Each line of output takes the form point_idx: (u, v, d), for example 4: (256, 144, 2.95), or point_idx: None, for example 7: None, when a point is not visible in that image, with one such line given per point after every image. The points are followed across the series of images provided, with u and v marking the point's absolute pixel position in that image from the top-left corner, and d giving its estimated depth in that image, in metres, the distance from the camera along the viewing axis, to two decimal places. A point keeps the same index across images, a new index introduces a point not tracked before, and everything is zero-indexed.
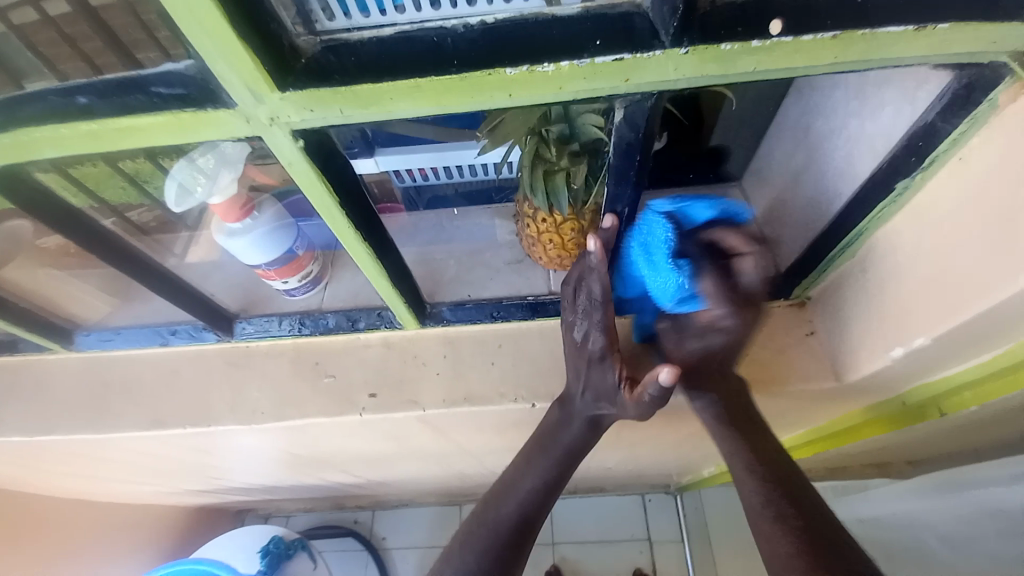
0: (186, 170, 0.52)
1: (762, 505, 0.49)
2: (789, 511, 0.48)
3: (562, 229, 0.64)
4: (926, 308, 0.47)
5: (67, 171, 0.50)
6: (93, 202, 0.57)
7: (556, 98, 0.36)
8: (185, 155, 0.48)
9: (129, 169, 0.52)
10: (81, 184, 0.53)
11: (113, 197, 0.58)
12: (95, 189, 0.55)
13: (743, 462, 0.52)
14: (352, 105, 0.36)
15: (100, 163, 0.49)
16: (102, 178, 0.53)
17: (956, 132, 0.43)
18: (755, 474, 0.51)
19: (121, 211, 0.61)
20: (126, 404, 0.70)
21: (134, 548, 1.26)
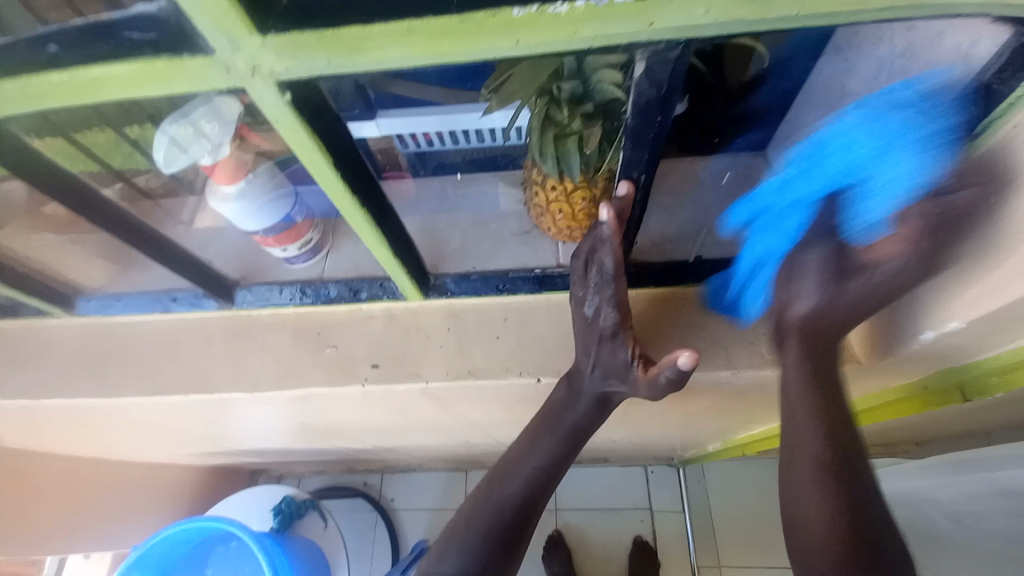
0: (160, 137, 0.51)
1: (818, 470, 0.49)
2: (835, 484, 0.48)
3: (572, 198, 0.61)
4: (961, 290, 0.45)
5: (73, 137, 0.51)
6: (99, 165, 0.57)
7: (569, 45, 0.32)
8: (188, 116, 0.46)
9: (134, 134, 0.52)
10: (88, 150, 0.54)
11: (122, 159, 0.59)
12: (101, 154, 0.56)
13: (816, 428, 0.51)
14: (339, 51, 0.32)
15: (106, 128, 0.50)
16: (109, 143, 0.54)
17: (1014, 94, 0.38)
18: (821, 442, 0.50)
19: (128, 176, 0.62)
20: (130, 369, 0.70)
21: (151, 505, 1.31)
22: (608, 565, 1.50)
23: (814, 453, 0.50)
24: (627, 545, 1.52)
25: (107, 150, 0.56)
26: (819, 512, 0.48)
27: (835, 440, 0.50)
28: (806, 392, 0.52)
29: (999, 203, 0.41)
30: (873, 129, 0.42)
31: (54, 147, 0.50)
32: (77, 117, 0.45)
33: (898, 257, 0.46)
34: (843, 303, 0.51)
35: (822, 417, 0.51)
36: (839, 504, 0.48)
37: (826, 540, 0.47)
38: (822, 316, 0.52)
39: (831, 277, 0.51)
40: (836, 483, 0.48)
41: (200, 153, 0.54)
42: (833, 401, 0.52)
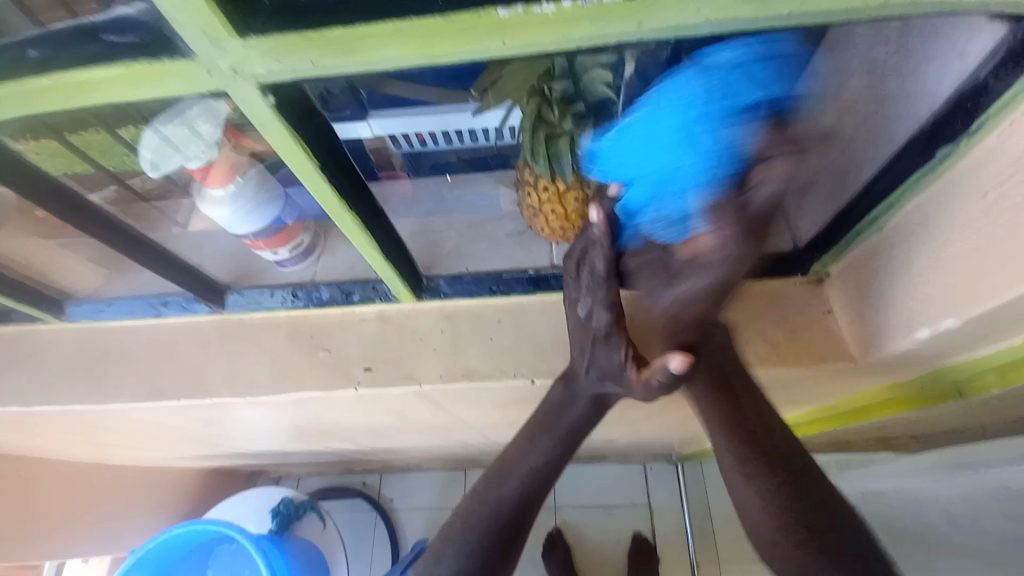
0: (152, 138, 0.50)
1: (739, 461, 0.48)
2: (761, 468, 0.47)
3: (565, 198, 0.60)
4: (957, 289, 0.44)
5: (66, 139, 0.49)
6: (91, 167, 0.56)
7: (559, 45, 0.32)
8: (186, 117, 0.45)
9: (131, 138, 0.50)
10: (81, 152, 0.52)
11: (120, 164, 0.57)
12: (96, 157, 0.54)
13: (721, 420, 0.50)
14: (325, 53, 0.32)
15: (102, 133, 0.49)
16: (105, 147, 0.52)
17: (1013, 90, 0.38)
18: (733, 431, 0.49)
19: (122, 178, 0.60)
20: (122, 373, 0.69)
21: (149, 508, 1.31)
22: (607, 562, 1.50)
23: (738, 451, 0.48)
24: (625, 542, 1.52)
25: (104, 153, 0.54)
26: (760, 507, 0.46)
27: (750, 431, 0.49)
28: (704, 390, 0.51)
29: (994, 201, 0.40)
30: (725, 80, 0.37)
31: (46, 147, 0.49)
32: (72, 119, 0.44)
33: (715, 236, 0.38)
34: (688, 301, 0.46)
35: (723, 405, 0.50)
36: (778, 497, 0.46)
37: (774, 535, 0.45)
38: (679, 316, 0.47)
39: (651, 276, 0.49)
40: (767, 475, 0.47)
41: (193, 154, 0.53)
42: (739, 395, 0.51)
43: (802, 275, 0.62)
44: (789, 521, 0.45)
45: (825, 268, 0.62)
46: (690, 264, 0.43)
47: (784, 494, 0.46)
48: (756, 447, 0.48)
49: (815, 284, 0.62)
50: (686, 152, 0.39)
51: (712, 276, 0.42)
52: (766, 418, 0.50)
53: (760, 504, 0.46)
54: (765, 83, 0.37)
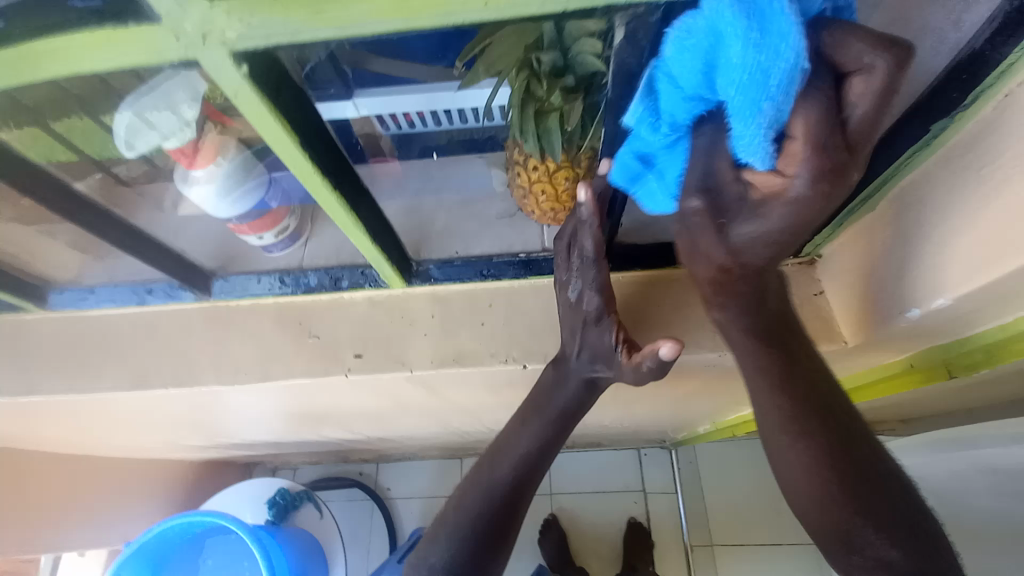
0: (128, 117, 0.47)
1: (787, 425, 0.45)
2: (812, 431, 0.44)
3: (555, 177, 0.59)
4: (948, 265, 0.43)
5: (49, 125, 0.49)
6: (75, 155, 0.55)
7: (544, 7, 0.30)
8: (170, 100, 0.44)
9: (111, 124, 0.50)
10: (65, 139, 0.52)
11: (104, 153, 0.56)
12: (78, 143, 0.54)
13: (770, 378, 0.46)
14: (298, 16, 0.30)
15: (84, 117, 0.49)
16: (87, 132, 0.52)
17: (1007, 61, 0.37)
18: (785, 390, 0.45)
19: (108, 167, 0.59)
20: (106, 363, 0.68)
21: (143, 500, 1.30)
22: (602, 546, 1.52)
23: (786, 426, 0.45)
24: (620, 526, 1.54)
25: (87, 139, 0.53)
26: (812, 484, 0.44)
27: (799, 402, 0.45)
28: (752, 345, 0.46)
29: (991, 174, 0.40)
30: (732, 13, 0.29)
31: (26, 134, 0.49)
32: (51, 101, 0.44)
33: (800, 182, 0.31)
34: (741, 245, 0.40)
35: (778, 364, 0.46)
36: (828, 473, 0.44)
37: (821, 511, 0.44)
38: (727, 261, 0.41)
39: (710, 221, 0.40)
40: (812, 437, 0.44)
41: (171, 136, 0.51)
42: (783, 364, 0.46)
43: (794, 256, 0.62)
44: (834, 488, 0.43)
45: (817, 249, 0.61)
46: (758, 208, 0.36)
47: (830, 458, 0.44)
48: (805, 406, 0.45)
49: (808, 265, 0.62)
50: (756, 56, 0.29)
51: (787, 218, 0.35)
52: (811, 386, 0.46)
53: (806, 470, 0.44)
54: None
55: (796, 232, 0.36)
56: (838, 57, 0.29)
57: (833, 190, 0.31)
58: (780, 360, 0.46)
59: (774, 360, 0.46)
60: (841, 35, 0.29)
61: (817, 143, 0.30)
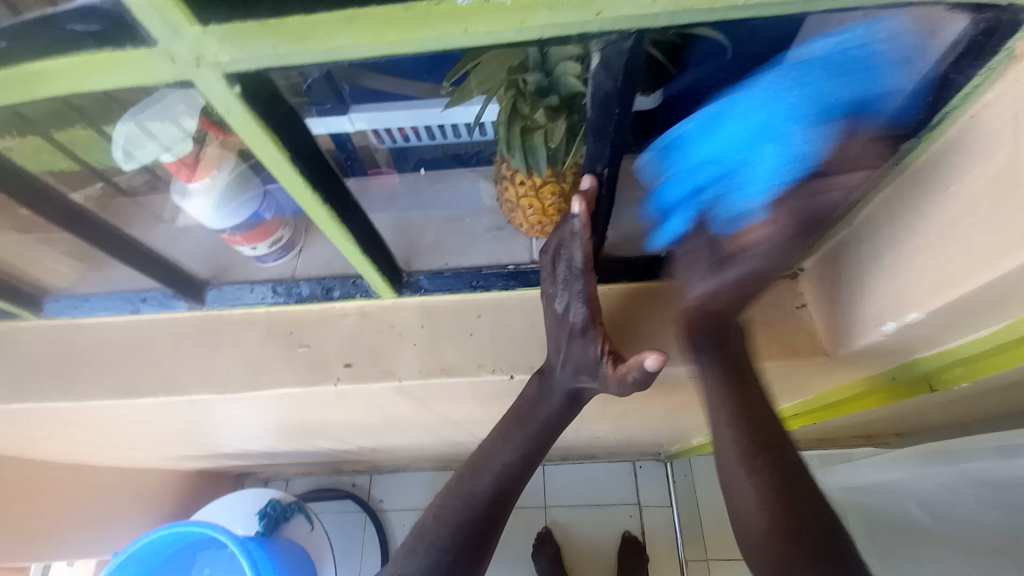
0: (129, 127, 0.48)
1: (742, 454, 0.50)
2: (762, 464, 0.49)
3: (541, 192, 0.60)
4: (920, 281, 0.45)
5: (50, 135, 0.50)
6: (75, 161, 0.57)
7: (519, 35, 0.32)
8: (170, 113, 0.45)
9: (111, 133, 0.51)
10: (66, 146, 0.54)
11: (104, 161, 0.58)
12: (77, 150, 0.55)
13: (728, 410, 0.53)
14: (286, 41, 0.32)
15: (87, 128, 0.50)
16: (87, 140, 0.53)
17: (971, 84, 0.39)
18: (738, 422, 0.52)
19: (108, 175, 0.61)
20: (97, 372, 0.68)
21: (134, 510, 1.29)
22: (597, 561, 1.50)
23: (737, 448, 0.51)
24: (615, 540, 1.52)
25: (86, 149, 0.55)
26: (755, 507, 0.47)
27: (756, 434, 0.52)
28: (720, 381, 0.55)
29: (957, 193, 0.41)
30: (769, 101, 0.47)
31: (30, 145, 0.50)
32: (54, 114, 0.45)
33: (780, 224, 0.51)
34: (722, 289, 0.57)
35: (733, 401, 0.54)
36: (771, 501, 0.47)
37: (769, 538, 0.46)
38: (712, 301, 0.58)
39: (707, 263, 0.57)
40: (763, 468, 0.49)
41: (171, 145, 0.52)
42: (750, 404, 0.54)
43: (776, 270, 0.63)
44: (779, 525, 0.45)
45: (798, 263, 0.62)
46: (738, 252, 0.55)
47: (779, 488, 0.47)
48: (759, 441, 0.51)
49: (790, 278, 0.63)
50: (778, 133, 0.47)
51: (766, 258, 0.55)
52: (773, 424, 0.52)
53: (757, 500, 0.48)
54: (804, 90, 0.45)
55: (757, 280, 0.57)
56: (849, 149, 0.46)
57: (803, 232, 0.52)
58: (736, 396, 0.54)
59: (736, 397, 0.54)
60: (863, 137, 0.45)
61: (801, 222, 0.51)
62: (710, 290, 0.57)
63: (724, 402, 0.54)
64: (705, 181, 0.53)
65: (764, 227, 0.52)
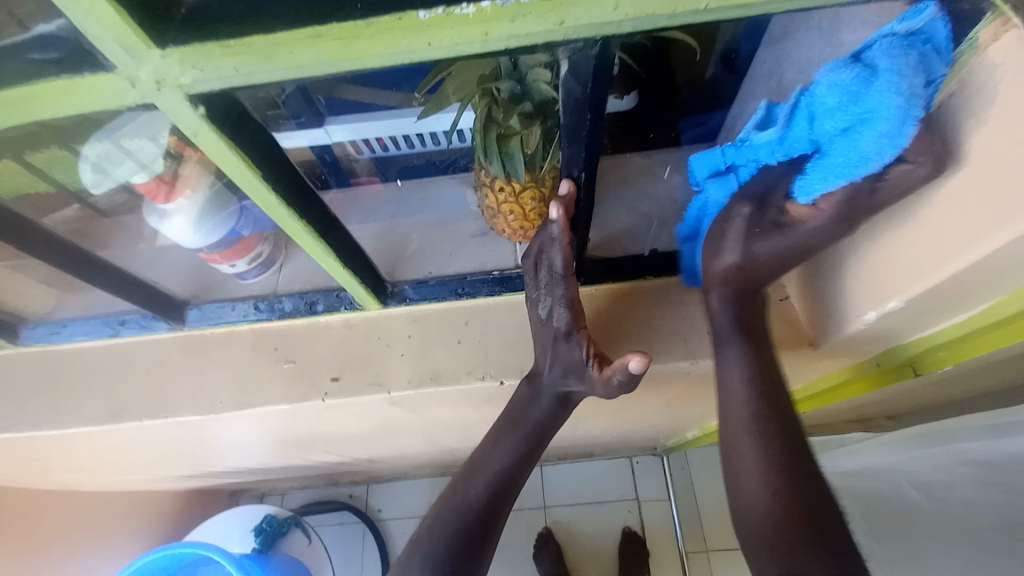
0: (103, 145, 0.47)
1: (750, 427, 0.51)
2: (770, 435, 0.50)
3: (521, 198, 0.60)
4: (899, 270, 0.45)
5: (23, 159, 0.49)
6: (51, 185, 0.55)
7: (486, 46, 0.32)
8: (145, 130, 0.44)
9: (85, 152, 0.49)
10: (41, 171, 0.52)
11: (81, 183, 0.56)
12: (52, 174, 0.53)
13: (742, 378, 0.53)
14: (249, 60, 0.31)
15: (61, 150, 0.48)
16: (62, 163, 0.51)
17: (936, 77, 0.40)
18: (749, 395, 0.52)
19: (84, 197, 0.60)
20: (79, 398, 0.67)
21: (127, 535, 1.26)
22: (599, 559, 1.50)
23: (747, 430, 0.51)
24: (616, 536, 1.53)
25: (62, 172, 0.53)
26: (759, 487, 0.48)
27: (767, 414, 0.51)
28: (731, 347, 0.55)
29: (928, 183, 0.42)
30: (840, 94, 0.41)
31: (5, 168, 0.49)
32: (20, 138, 0.44)
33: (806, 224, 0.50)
34: (757, 258, 0.54)
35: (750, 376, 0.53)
36: (778, 488, 0.47)
37: (767, 504, 0.47)
38: (745, 269, 0.55)
39: (745, 233, 0.54)
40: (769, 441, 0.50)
41: (148, 161, 0.51)
42: (765, 373, 0.53)
43: None
44: (785, 499, 0.47)
45: None
46: (781, 228, 0.52)
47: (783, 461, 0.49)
48: (769, 414, 0.51)
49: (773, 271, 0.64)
50: (853, 130, 0.42)
51: (801, 249, 0.52)
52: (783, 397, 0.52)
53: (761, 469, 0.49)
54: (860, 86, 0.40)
55: (799, 254, 0.52)
56: (912, 147, 0.40)
57: (827, 240, 0.49)
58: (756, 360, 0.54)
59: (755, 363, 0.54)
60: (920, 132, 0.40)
61: (842, 211, 0.46)
62: (738, 263, 0.55)
63: (738, 374, 0.53)
64: (759, 160, 0.51)
65: (812, 208, 0.49)
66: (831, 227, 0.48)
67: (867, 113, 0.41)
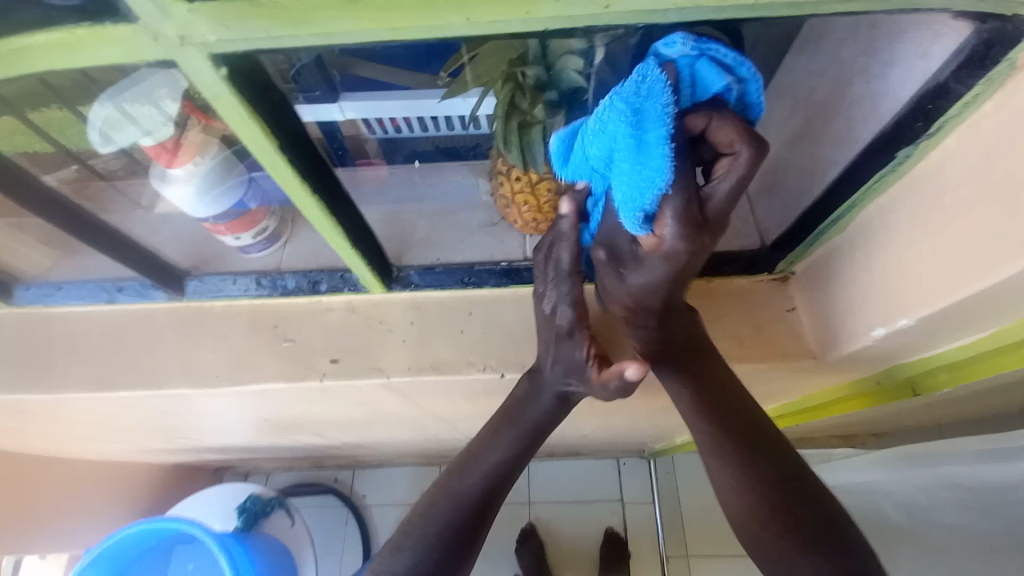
0: (107, 109, 0.46)
1: (712, 445, 0.49)
2: (736, 450, 0.49)
3: (537, 188, 0.61)
4: (916, 284, 0.45)
5: (24, 115, 0.47)
6: (51, 146, 0.53)
7: (524, 26, 0.31)
8: (152, 95, 0.43)
9: (88, 115, 0.48)
10: (42, 130, 0.50)
11: (82, 144, 0.54)
12: (53, 133, 0.51)
13: (688, 403, 0.51)
14: (280, 23, 0.30)
15: (62, 109, 0.47)
16: (64, 125, 0.50)
17: (970, 93, 0.39)
18: (700, 415, 0.50)
19: (83, 159, 0.57)
20: (69, 364, 0.65)
21: (109, 505, 1.25)
22: (579, 557, 1.51)
23: (711, 444, 0.50)
24: (597, 536, 1.53)
25: (63, 131, 0.51)
26: (736, 498, 0.48)
27: (728, 427, 0.49)
28: (667, 365, 0.51)
29: (952, 203, 0.41)
30: (612, 120, 0.36)
31: (1, 125, 0.47)
32: (27, 94, 0.43)
33: (670, 236, 0.37)
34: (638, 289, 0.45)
35: (696, 391, 0.51)
36: (754, 487, 0.47)
37: (747, 517, 0.48)
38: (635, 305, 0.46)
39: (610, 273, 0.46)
40: (734, 455, 0.48)
41: (152, 129, 0.50)
42: (714, 385, 0.51)
43: (768, 273, 0.64)
44: (762, 509, 0.47)
45: (790, 267, 0.63)
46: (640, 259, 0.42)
47: (753, 475, 0.48)
48: (730, 431, 0.49)
49: (780, 282, 0.64)
50: (647, 149, 0.35)
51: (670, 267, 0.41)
52: (741, 403, 0.51)
53: (733, 486, 0.48)
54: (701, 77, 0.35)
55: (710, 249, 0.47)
56: (718, 131, 0.35)
57: (704, 245, 0.38)
58: (699, 378, 0.51)
59: (694, 380, 0.51)
60: (717, 121, 0.35)
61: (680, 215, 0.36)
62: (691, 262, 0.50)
63: (684, 394, 0.51)
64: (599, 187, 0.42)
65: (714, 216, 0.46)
66: (684, 241, 0.37)
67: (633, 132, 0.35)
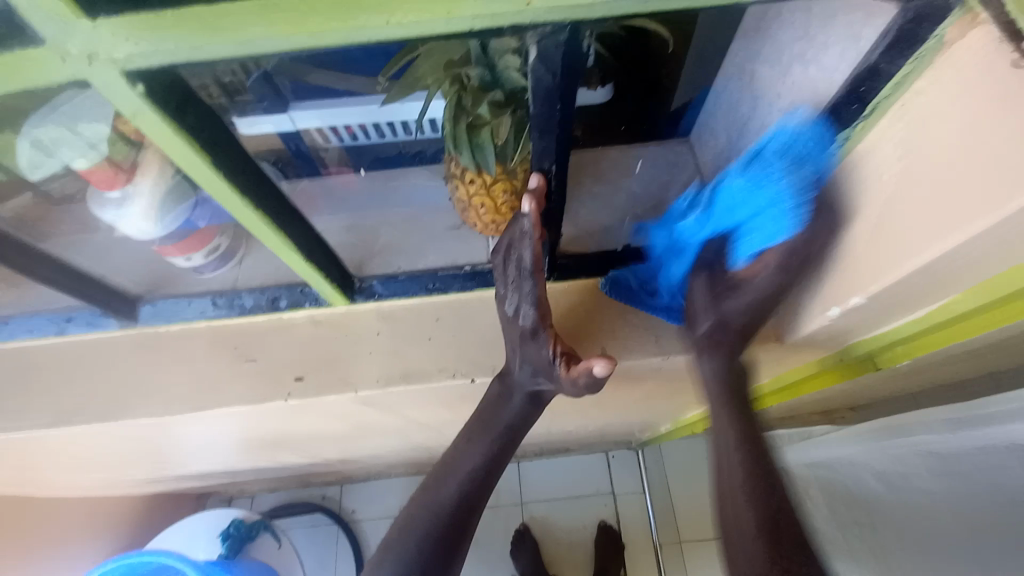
0: (50, 126, 0.42)
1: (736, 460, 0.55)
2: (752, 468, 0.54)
3: (492, 190, 0.59)
4: (868, 262, 0.46)
5: None
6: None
7: (449, 26, 0.31)
8: (103, 113, 0.40)
9: (28, 132, 0.44)
10: None
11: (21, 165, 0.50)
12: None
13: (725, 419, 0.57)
14: (193, 35, 0.29)
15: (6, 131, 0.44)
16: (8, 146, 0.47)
17: (900, 73, 0.40)
18: (734, 432, 0.56)
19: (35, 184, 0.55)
20: (18, 400, 0.62)
21: (89, 541, 1.20)
22: (575, 554, 1.51)
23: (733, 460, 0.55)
24: (592, 531, 1.54)
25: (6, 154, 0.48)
26: (743, 513, 0.52)
27: (750, 449, 0.55)
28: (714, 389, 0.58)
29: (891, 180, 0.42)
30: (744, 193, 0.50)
31: None
32: None
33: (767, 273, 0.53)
34: (731, 314, 0.56)
35: (731, 411, 0.57)
36: (759, 505, 0.52)
37: (750, 533, 0.51)
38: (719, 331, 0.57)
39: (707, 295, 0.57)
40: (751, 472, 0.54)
41: (99, 142, 0.47)
42: (743, 412, 0.58)
43: None
44: (768, 526, 0.50)
45: None
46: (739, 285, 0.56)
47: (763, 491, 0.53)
48: (753, 452, 0.55)
49: None
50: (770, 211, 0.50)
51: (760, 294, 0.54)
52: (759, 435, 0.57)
53: (745, 500, 0.53)
54: (799, 162, 0.48)
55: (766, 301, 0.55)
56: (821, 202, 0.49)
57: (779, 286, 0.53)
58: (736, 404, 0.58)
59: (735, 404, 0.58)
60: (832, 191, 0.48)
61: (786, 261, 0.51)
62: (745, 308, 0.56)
63: (718, 414, 0.58)
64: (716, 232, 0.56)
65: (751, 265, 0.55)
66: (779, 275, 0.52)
67: (768, 201, 0.49)
